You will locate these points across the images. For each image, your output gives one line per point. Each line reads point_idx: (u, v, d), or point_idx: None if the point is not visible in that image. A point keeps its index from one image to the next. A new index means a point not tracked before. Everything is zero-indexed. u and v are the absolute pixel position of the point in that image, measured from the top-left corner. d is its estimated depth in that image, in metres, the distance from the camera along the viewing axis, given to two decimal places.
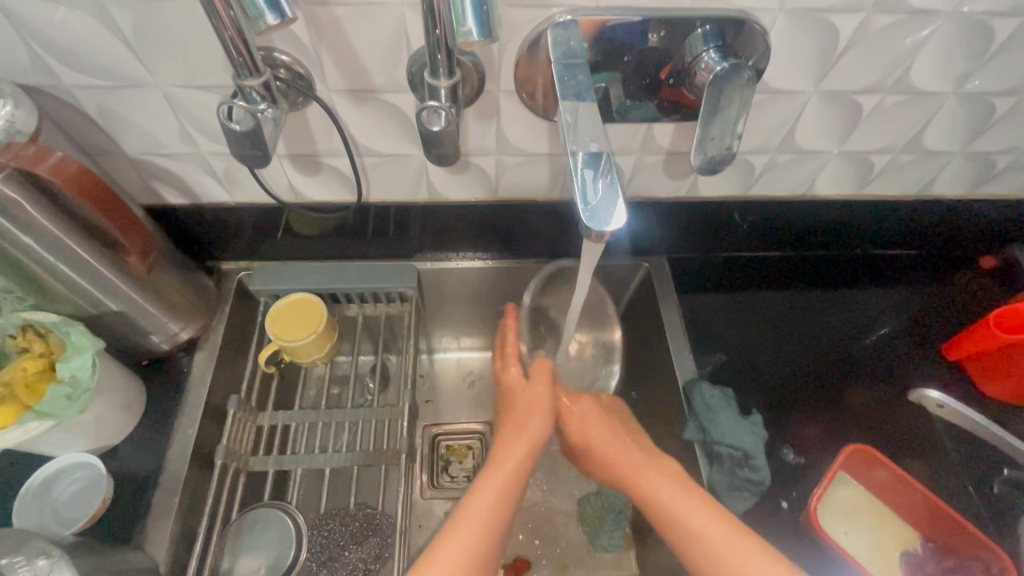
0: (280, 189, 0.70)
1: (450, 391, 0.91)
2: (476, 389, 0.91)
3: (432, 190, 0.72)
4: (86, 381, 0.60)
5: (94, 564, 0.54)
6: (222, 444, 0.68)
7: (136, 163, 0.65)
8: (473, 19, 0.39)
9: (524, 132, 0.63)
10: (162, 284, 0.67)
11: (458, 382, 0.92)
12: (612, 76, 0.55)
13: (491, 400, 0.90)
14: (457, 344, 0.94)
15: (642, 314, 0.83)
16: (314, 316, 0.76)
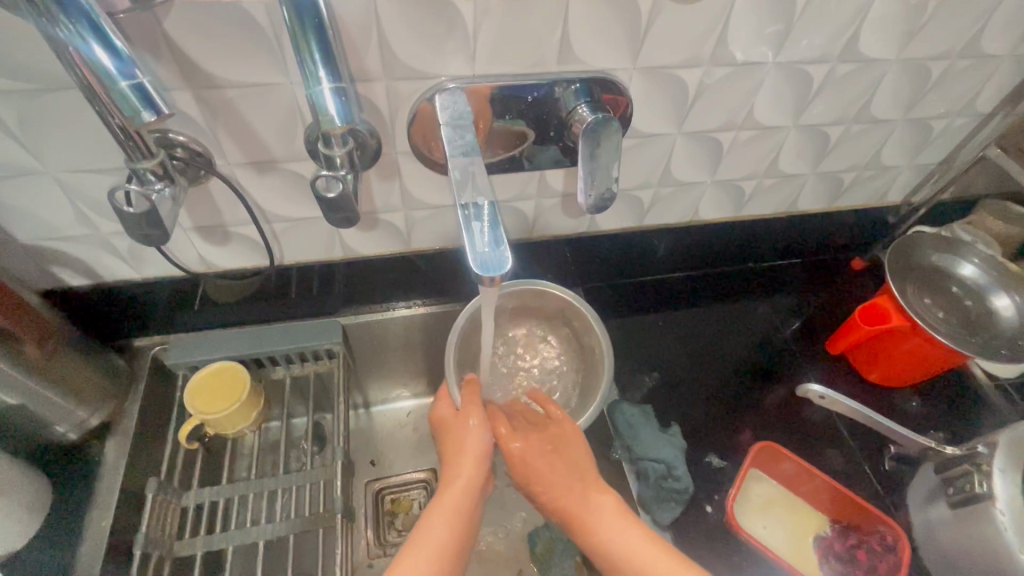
0: (190, 261, 0.70)
1: (390, 443, 0.91)
2: (416, 437, 0.92)
3: (347, 247, 0.74)
4: None
5: None
6: (141, 533, 0.65)
7: (30, 249, 0.63)
8: (334, 106, 0.40)
9: (428, 189, 0.67)
10: (67, 371, 0.65)
11: (397, 433, 0.92)
12: (516, 123, 0.61)
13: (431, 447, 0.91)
14: (392, 395, 0.95)
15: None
16: (236, 385, 0.75)
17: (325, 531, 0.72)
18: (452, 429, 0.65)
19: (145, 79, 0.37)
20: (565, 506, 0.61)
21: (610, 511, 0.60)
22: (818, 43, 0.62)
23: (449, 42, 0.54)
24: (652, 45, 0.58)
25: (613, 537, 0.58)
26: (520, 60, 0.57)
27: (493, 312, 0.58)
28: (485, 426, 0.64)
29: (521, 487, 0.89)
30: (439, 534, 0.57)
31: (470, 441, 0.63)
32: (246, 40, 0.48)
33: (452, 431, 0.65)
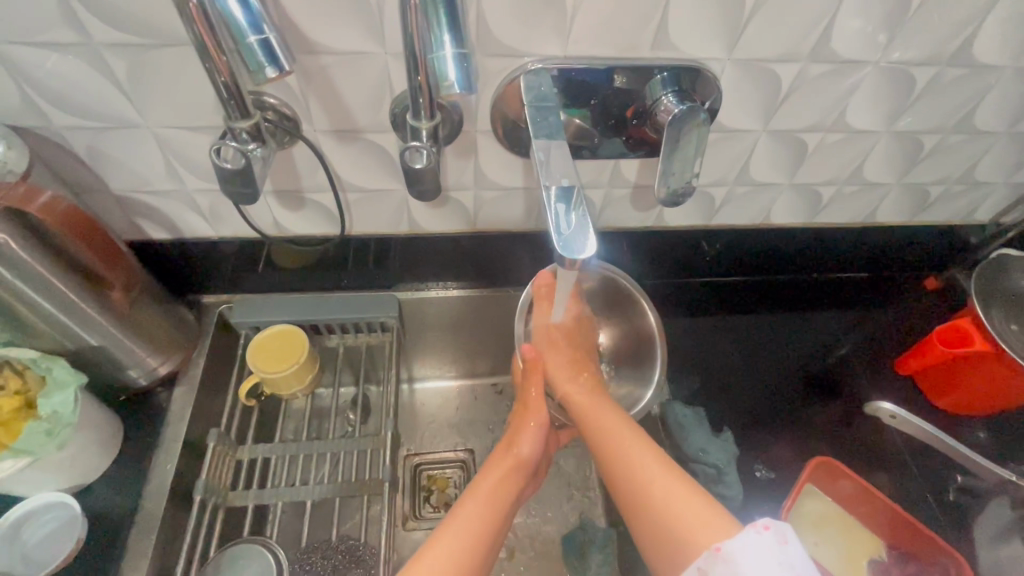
0: (264, 223, 0.72)
1: (432, 421, 0.92)
2: (458, 417, 0.93)
3: (413, 222, 0.75)
4: (68, 417, 0.58)
5: None
6: (201, 479, 0.68)
7: (121, 200, 0.66)
8: (455, 73, 0.40)
9: (501, 168, 0.67)
10: (143, 319, 0.67)
11: (440, 411, 0.93)
12: (584, 112, 0.60)
13: (473, 428, 0.91)
14: (436, 373, 0.96)
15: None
16: (297, 347, 0.78)
17: (370, 498, 0.74)
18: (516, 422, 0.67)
19: (271, 35, 0.38)
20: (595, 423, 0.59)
21: (630, 435, 0.55)
22: (927, 43, 0.58)
23: (545, 20, 0.53)
24: (752, 35, 0.56)
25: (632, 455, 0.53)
26: (612, 44, 0.56)
27: (567, 293, 0.58)
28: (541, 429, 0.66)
29: (557, 477, 0.89)
30: (478, 508, 0.56)
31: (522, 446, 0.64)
32: (349, 6, 0.49)
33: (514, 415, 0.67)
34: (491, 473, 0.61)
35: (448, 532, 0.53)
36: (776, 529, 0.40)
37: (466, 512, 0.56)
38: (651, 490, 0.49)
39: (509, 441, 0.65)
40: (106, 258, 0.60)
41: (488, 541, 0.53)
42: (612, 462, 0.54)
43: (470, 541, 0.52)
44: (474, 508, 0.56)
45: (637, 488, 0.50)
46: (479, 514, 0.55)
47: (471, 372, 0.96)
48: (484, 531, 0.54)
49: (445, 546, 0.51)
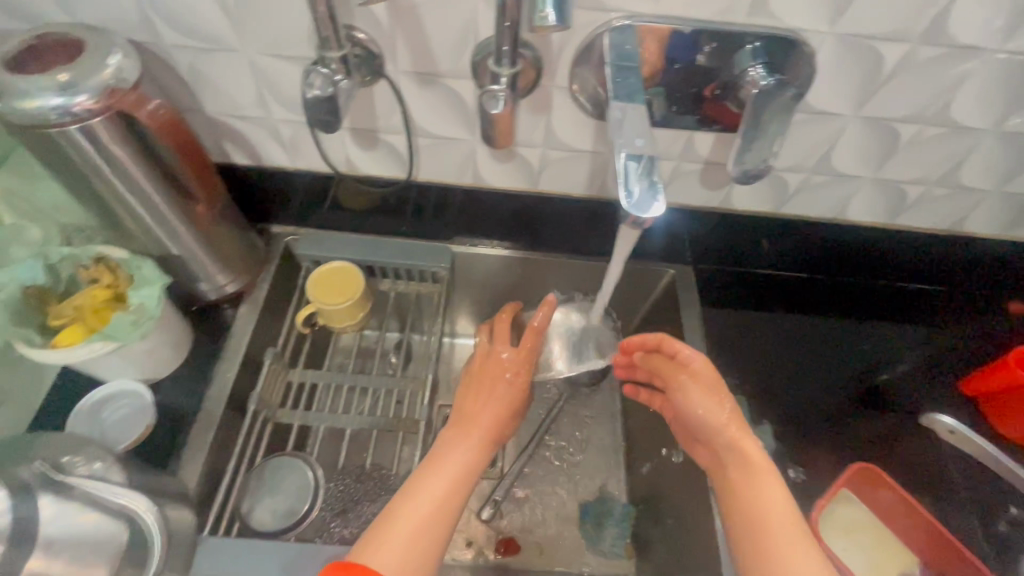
0: (337, 160, 0.75)
1: None
2: None
3: (477, 176, 0.76)
4: (152, 311, 0.62)
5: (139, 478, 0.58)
6: (256, 392, 0.74)
7: (212, 122, 0.70)
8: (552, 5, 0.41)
9: (573, 129, 0.67)
10: (220, 238, 0.72)
11: None
12: (665, 78, 0.58)
13: None
14: None
15: (661, 320, 0.85)
16: (352, 285, 0.81)
17: (404, 435, 0.78)
18: (484, 385, 0.64)
19: None
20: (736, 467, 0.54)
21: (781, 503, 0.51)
22: None
23: None
24: (859, 7, 0.53)
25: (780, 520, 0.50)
26: (707, 6, 0.54)
27: (624, 260, 0.58)
28: (511, 404, 0.63)
29: (585, 447, 0.91)
30: (451, 470, 0.56)
31: (496, 397, 0.62)
32: None
33: (486, 380, 0.64)
34: (468, 441, 0.58)
35: (418, 494, 0.53)
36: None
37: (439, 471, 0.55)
38: (774, 532, 0.49)
39: (478, 397, 0.63)
40: (189, 167, 0.64)
41: (454, 506, 0.54)
42: (752, 517, 0.51)
43: (438, 505, 0.53)
44: (449, 469, 0.55)
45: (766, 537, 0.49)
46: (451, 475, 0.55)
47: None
48: (454, 495, 0.54)
49: (412, 515, 0.51)
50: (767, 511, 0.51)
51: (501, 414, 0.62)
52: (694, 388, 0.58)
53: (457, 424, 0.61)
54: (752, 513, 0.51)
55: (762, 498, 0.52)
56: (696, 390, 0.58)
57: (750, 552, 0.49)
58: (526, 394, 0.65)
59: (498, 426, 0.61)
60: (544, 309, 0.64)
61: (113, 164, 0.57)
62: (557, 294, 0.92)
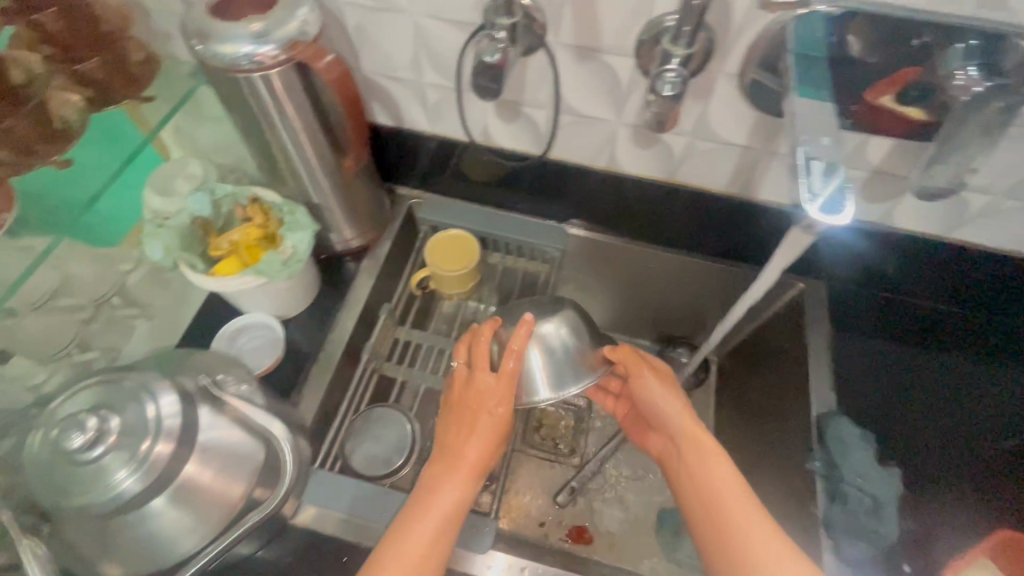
0: (475, 129, 0.75)
1: None
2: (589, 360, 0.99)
3: (612, 159, 0.74)
4: (301, 254, 0.66)
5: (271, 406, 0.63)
6: (370, 344, 0.79)
7: (365, 80, 0.72)
8: None
9: (728, 121, 0.63)
10: (356, 192, 0.75)
11: None
12: (853, 72, 0.53)
13: None
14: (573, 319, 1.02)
15: (775, 333, 0.82)
16: (467, 254, 0.82)
17: None
18: (467, 414, 0.61)
19: None
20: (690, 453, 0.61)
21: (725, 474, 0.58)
22: None
23: None
24: None
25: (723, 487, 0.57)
26: None
27: (784, 265, 0.58)
28: (496, 436, 0.60)
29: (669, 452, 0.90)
30: (439, 512, 0.56)
31: (479, 428, 0.60)
32: None
33: (469, 405, 0.61)
34: (450, 481, 0.58)
35: (410, 536, 0.54)
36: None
37: (429, 510, 0.56)
38: (722, 497, 0.56)
39: (463, 424, 0.61)
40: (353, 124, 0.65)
41: (444, 548, 0.54)
42: (706, 495, 0.57)
43: (429, 549, 0.54)
44: (436, 510, 0.55)
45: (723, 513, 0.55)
46: (440, 518, 0.55)
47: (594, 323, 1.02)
48: (445, 535, 0.55)
49: (405, 562, 0.52)
50: (712, 479, 0.58)
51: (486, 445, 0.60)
52: (652, 383, 0.66)
53: (439, 459, 0.60)
54: (701, 484, 0.59)
55: (708, 467, 0.59)
56: (648, 390, 0.66)
57: (715, 534, 0.55)
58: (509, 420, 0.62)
59: (483, 463, 0.60)
60: (523, 326, 0.60)
61: (283, 111, 0.60)
62: (661, 291, 0.92)
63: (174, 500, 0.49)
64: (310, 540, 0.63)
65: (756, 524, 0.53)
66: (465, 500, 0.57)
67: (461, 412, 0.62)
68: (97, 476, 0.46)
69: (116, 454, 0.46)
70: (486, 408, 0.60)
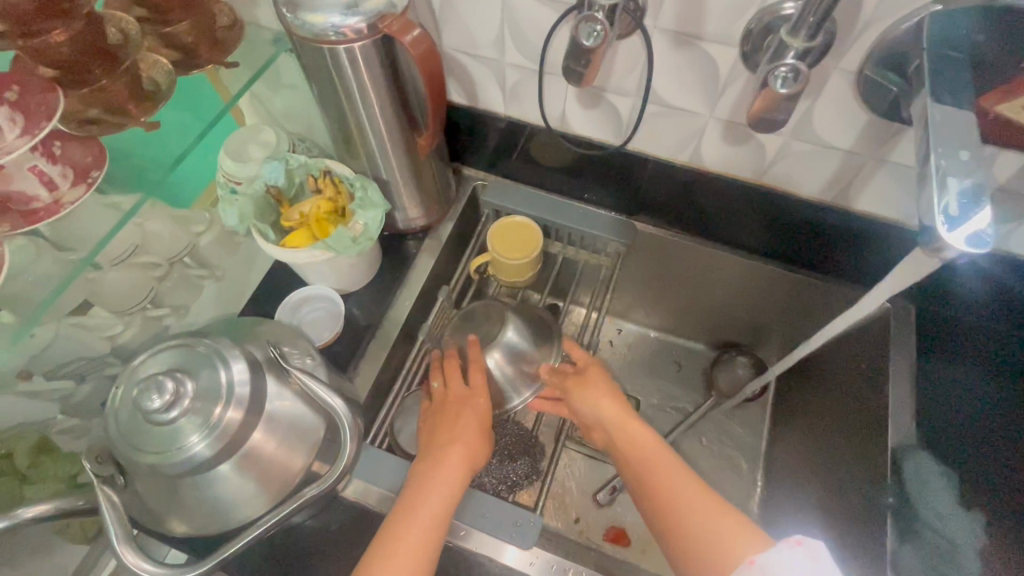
0: (552, 114, 0.72)
1: (616, 351, 0.99)
2: (640, 358, 0.99)
3: (696, 154, 0.70)
4: (371, 233, 0.66)
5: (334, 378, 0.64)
6: (426, 326, 0.78)
7: (445, 56, 0.70)
8: None
9: (833, 122, 0.58)
10: (426, 171, 0.74)
11: (615, 347, 0.99)
12: (992, 79, 0.47)
13: (650, 374, 0.97)
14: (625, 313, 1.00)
15: (846, 351, 0.76)
16: (530, 241, 0.81)
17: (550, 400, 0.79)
18: (448, 417, 0.66)
19: None
20: (641, 453, 0.61)
21: (679, 473, 0.57)
22: None
23: None
24: None
25: (687, 492, 0.55)
26: None
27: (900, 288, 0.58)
28: (476, 430, 0.65)
29: (714, 460, 0.90)
30: (434, 503, 0.57)
31: (463, 425, 0.65)
32: None
33: (449, 409, 0.67)
34: (438, 473, 0.60)
35: (405, 529, 0.55)
36: (808, 548, 0.46)
37: (425, 502, 0.57)
38: (678, 503, 0.55)
39: (454, 420, 0.66)
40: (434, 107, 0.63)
41: (438, 540, 0.55)
42: (658, 493, 0.57)
43: (425, 540, 0.55)
44: (431, 502, 0.57)
45: (681, 513, 0.54)
46: (435, 510, 0.57)
47: (647, 322, 1.00)
48: (439, 525, 0.56)
49: (404, 554, 0.53)
50: (665, 476, 0.57)
51: (470, 439, 0.64)
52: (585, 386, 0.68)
53: (423, 457, 0.62)
54: (660, 486, 0.57)
55: (663, 471, 0.58)
56: (596, 388, 0.68)
57: (673, 529, 0.54)
58: (488, 419, 0.67)
59: (472, 457, 0.63)
60: (471, 347, 0.72)
61: (364, 86, 0.59)
62: (721, 298, 0.88)
63: (242, 464, 0.50)
64: (358, 513, 0.64)
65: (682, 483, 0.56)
66: (458, 489, 0.59)
67: (439, 415, 0.67)
68: (172, 437, 0.47)
69: (190, 418, 0.47)
70: (465, 411, 0.66)
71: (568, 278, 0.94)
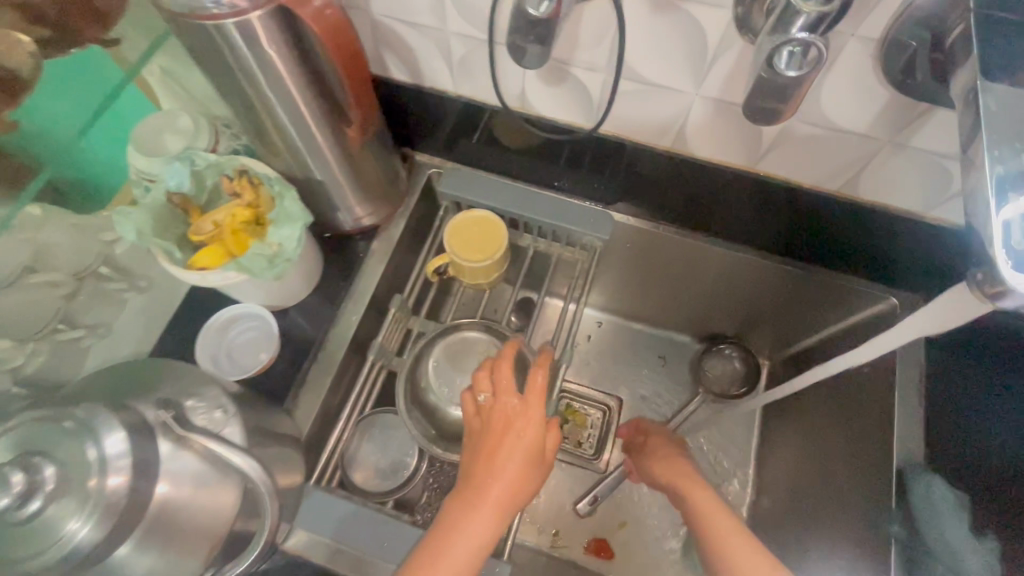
0: (510, 93, 0.61)
1: (598, 347, 0.91)
2: (623, 353, 0.90)
3: (680, 137, 0.60)
4: (290, 253, 0.57)
5: (264, 416, 0.55)
6: (377, 341, 0.68)
7: (377, 26, 0.58)
8: None
9: (843, 101, 0.48)
10: (366, 165, 0.63)
11: (594, 343, 0.91)
12: None
13: (631, 372, 0.89)
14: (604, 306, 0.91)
15: (848, 353, 0.70)
16: (494, 239, 0.70)
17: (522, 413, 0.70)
18: (498, 431, 0.53)
19: None
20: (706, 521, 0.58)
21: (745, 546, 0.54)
22: None
23: None
24: None
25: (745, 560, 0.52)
26: None
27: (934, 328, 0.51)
28: (529, 462, 0.52)
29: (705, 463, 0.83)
30: (460, 554, 0.48)
31: (511, 452, 0.52)
32: None
33: (495, 421, 0.54)
34: (474, 517, 0.49)
35: None
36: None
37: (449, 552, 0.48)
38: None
39: (497, 441, 0.53)
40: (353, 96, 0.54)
41: None
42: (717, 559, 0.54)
43: None
44: (455, 556, 0.48)
45: None
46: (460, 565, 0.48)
47: (630, 313, 0.90)
48: None
49: None
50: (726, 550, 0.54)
51: (517, 471, 0.52)
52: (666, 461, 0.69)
53: (465, 484, 0.52)
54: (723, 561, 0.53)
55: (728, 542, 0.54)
56: (664, 456, 0.70)
57: None
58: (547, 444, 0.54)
59: (514, 500, 0.52)
60: (506, 352, 0.59)
61: (269, 70, 0.48)
62: (710, 292, 0.80)
63: (142, 544, 0.42)
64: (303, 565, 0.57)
65: (728, 513, 0.57)
66: (488, 539, 0.49)
67: (488, 427, 0.54)
68: (43, 531, 0.38)
69: (62, 503, 0.38)
70: (519, 432, 0.53)
71: (541, 271, 0.85)
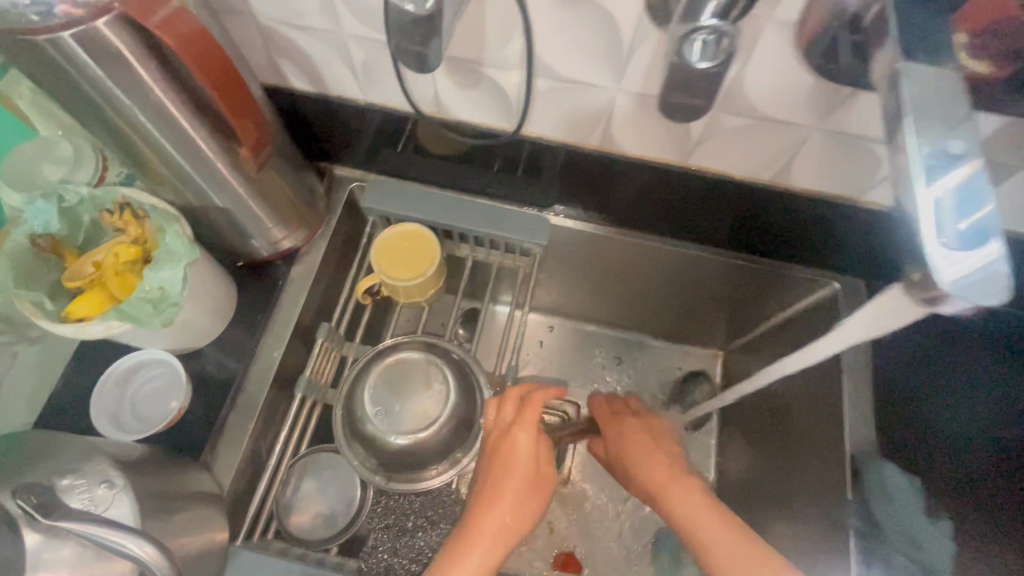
0: (422, 98, 0.56)
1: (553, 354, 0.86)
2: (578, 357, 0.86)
3: (608, 134, 0.57)
4: (176, 296, 0.51)
5: (173, 477, 0.49)
6: (304, 376, 0.62)
7: (267, 32, 0.52)
8: None
9: (768, 86, 0.46)
10: (272, 185, 0.57)
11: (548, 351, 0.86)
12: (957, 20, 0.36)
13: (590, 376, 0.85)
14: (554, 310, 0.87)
15: (794, 341, 0.69)
16: (425, 254, 0.64)
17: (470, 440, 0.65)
18: (492, 460, 0.52)
19: None
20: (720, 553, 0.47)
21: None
22: None
23: None
24: None
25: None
26: None
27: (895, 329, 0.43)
28: (525, 489, 0.51)
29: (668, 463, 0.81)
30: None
31: (506, 478, 0.51)
32: None
33: (494, 450, 0.53)
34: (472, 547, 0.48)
35: None
36: None
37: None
38: None
39: (492, 470, 0.51)
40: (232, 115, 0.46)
41: None
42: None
43: None
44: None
45: None
46: None
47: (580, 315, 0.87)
48: None
49: None
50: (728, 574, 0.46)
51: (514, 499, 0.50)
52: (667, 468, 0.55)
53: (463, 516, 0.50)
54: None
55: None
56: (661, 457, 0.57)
57: None
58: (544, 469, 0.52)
59: (514, 529, 0.49)
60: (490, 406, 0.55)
61: (132, 89, 0.42)
62: (658, 291, 0.77)
63: None
64: None
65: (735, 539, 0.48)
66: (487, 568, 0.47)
67: (483, 458, 0.53)
68: None
69: None
70: (513, 458, 0.51)
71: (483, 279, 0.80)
